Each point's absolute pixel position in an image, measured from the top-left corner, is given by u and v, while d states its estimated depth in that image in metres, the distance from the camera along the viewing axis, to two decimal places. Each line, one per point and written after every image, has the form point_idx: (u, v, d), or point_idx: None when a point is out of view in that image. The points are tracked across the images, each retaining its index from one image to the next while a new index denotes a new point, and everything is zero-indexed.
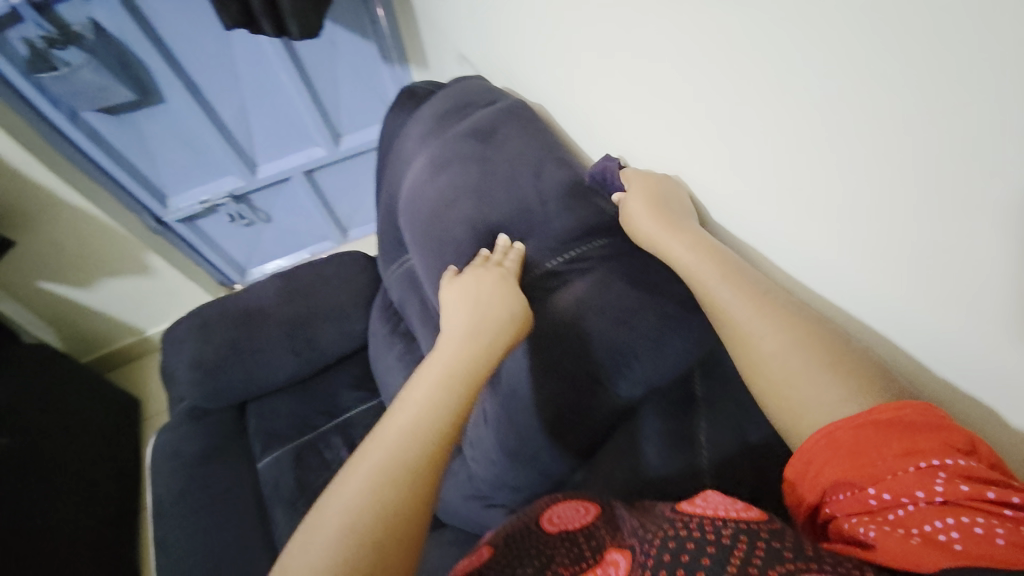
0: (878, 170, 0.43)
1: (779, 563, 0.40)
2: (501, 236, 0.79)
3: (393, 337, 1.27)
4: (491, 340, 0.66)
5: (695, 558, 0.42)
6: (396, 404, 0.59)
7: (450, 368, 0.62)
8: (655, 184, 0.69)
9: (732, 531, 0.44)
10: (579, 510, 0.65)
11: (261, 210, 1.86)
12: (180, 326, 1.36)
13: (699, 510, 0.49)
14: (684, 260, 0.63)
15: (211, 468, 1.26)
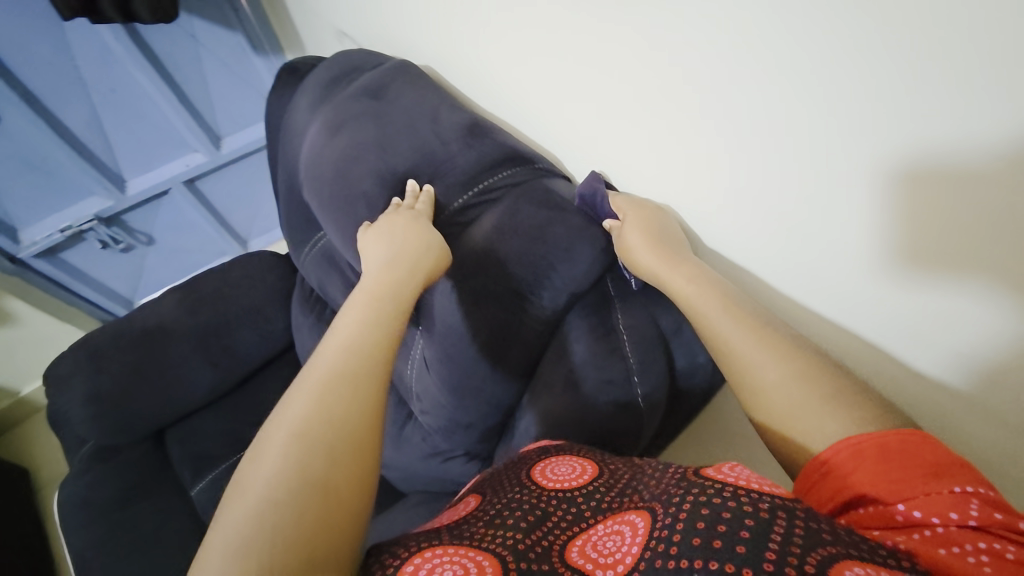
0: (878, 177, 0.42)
1: (823, 553, 0.31)
2: (410, 182, 0.66)
3: (320, 327, 1.08)
4: (402, 281, 0.56)
5: (729, 541, 0.33)
6: (303, 383, 0.44)
7: (362, 318, 0.51)
8: (651, 214, 0.62)
9: (770, 502, 0.35)
10: (575, 466, 0.50)
11: (140, 231, 1.62)
12: (61, 361, 1.04)
13: (725, 478, 0.39)
14: (689, 292, 0.55)
15: (136, 510, 1.01)
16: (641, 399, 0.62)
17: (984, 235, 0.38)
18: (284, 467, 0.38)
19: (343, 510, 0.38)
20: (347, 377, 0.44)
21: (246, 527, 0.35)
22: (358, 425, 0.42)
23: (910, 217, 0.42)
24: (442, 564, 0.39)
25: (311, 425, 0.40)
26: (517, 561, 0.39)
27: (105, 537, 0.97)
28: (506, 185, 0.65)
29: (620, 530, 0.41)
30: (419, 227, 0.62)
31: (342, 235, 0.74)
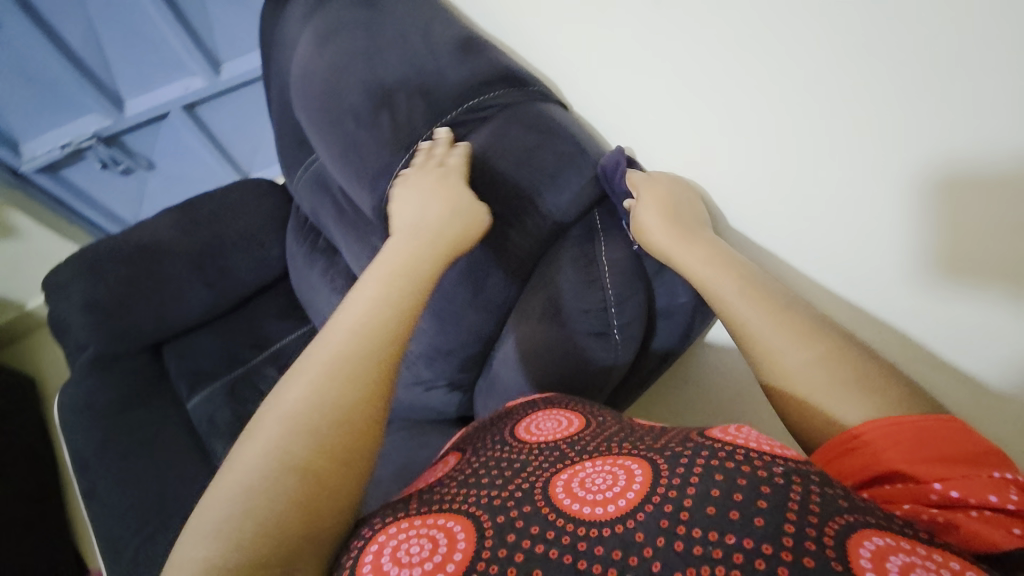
0: (912, 156, 0.42)
1: (838, 516, 0.32)
2: (439, 129, 0.61)
3: (313, 255, 1.09)
4: (433, 243, 0.53)
5: (750, 500, 0.34)
6: (323, 332, 0.46)
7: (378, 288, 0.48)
8: (668, 187, 0.60)
9: (783, 467, 0.36)
10: (562, 420, 0.50)
11: (140, 154, 1.60)
12: (60, 270, 1.07)
13: (729, 439, 0.40)
14: (700, 274, 0.55)
15: (135, 415, 1.07)
16: (615, 331, 0.59)
17: (980, 243, 0.42)
18: (271, 453, 0.37)
19: (341, 465, 0.39)
20: (341, 358, 0.42)
21: (227, 508, 0.35)
22: (349, 416, 0.40)
23: (914, 223, 0.45)
24: (410, 541, 0.37)
25: (301, 412, 0.39)
26: (492, 521, 0.38)
27: (106, 437, 1.03)
28: (496, 106, 0.63)
29: (613, 471, 0.40)
30: (453, 187, 0.58)
31: (332, 154, 0.73)
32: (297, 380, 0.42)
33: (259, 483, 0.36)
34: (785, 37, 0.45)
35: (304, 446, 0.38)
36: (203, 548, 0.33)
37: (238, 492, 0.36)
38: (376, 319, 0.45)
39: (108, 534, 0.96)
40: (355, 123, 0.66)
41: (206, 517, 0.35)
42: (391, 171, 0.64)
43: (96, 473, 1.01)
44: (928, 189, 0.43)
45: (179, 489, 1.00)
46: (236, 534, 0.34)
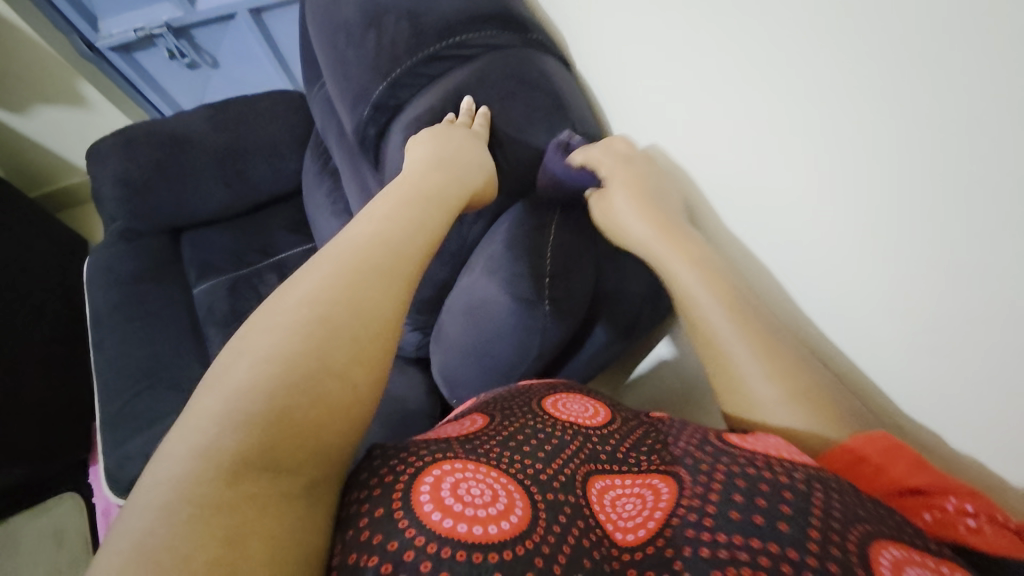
0: (903, 209, 0.34)
1: (859, 531, 0.33)
2: (467, 98, 0.59)
3: (323, 174, 1.12)
4: (449, 186, 0.51)
5: (775, 508, 0.35)
6: (320, 253, 0.42)
7: (390, 213, 0.46)
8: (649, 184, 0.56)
9: (802, 475, 0.37)
10: (587, 406, 0.51)
11: (205, 52, 1.64)
12: (103, 142, 1.17)
13: (748, 446, 0.41)
14: (683, 283, 0.50)
15: (146, 288, 1.17)
16: (547, 300, 0.57)
17: (956, 307, 0.34)
18: (302, 355, 0.34)
19: (356, 374, 0.35)
20: (361, 272, 0.39)
21: (253, 403, 0.31)
22: (375, 332, 0.37)
23: (882, 270, 0.38)
24: (469, 482, 0.38)
25: (315, 320, 0.35)
26: (543, 495, 0.39)
27: (119, 300, 1.14)
28: (483, 46, 0.60)
29: (642, 493, 0.41)
30: (475, 147, 0.56)
31: (328, 70, 0.72)
32: (290, 300, 0.37)
33: (290, 383, 0.32)
34: (761, 17, 0.38)
35: (342, 355, 0.35)
36: (205, 435, 0.30)
37: (262, 387, 0.32)
38: (409, 243, 0.43)
39: (105, 384, 1.08)
40: (350, 41, 0.65)
41: (200, 418, 0.31)
42: (368, 99, 0.64)
43: (106, 328, 1.12)
44: (898, 240, 0.36)
45: (169, 359, 1.11)
46: (268, 425, 0.31)
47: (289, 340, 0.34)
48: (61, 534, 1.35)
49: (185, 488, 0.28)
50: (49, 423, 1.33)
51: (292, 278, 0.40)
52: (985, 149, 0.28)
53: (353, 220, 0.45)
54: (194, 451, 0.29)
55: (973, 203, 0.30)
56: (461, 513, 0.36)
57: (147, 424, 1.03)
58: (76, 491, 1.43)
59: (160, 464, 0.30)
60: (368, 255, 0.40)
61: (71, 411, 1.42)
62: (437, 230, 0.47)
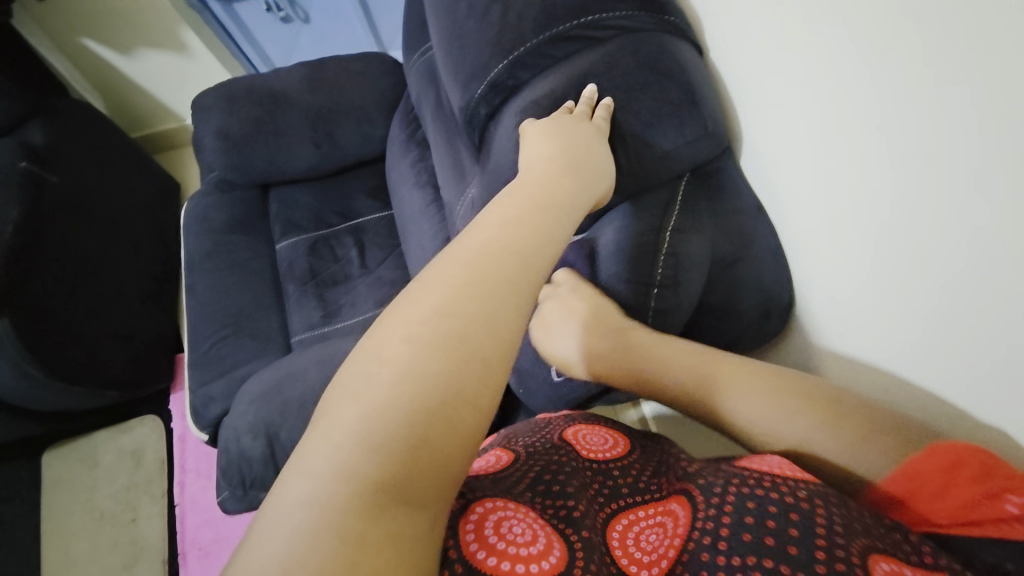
0: (922, 194, 0.38)
1: (859, 538, 0.37)
2: (590, 87, 0.55)
3: (409, 144, 1.12)
4: (577, 193, 0.48)
5: (783, 529, 0.38)
6: (445, 250, 0.41)
7: (522, 215, 0.43)
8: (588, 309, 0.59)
9: (808, 491, 0.40)
10: (607, 438, 0.52)
11: (300, 7, 1.66)
12: (208, 93, 1.22)
13: (757, 467, 0.44)
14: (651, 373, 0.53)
15: (235, 239, 1.23)
16: (651, 313, 0.57)
17: (962, 309, 0.38)
18: (439, 376, 0.33)
19: (485, 397, 0.34)
20: (493, 283, 0.37)
21: (392, 425, 0.31)
22: (503, 351, 0.36)
23: (904, 269, 0.42)
24: (511, 520, 0.39)
25: (451, 334, 0.34)
26: (579, 535, 0.40)
27: (211, 248, 1.22)
28: (615, 28, 0.55)
29: (662, 521, 0.43)
30: (600, 146, 0.53)
31: (439, 42, 0.69)
32: (417, 305, 0.36)
33: (428, 407, 0.32)
34: (792, 42, 0.46)
35: (475, 379, 0.34)
36: (346, 456, 0.30)
37: (403, 407, 0.32)
38: (536, 252, 0.41)
39: (195, 325, 1.16)
40: (472, 13, 0.62)
41: (344, 434, 0.31)
42: (484, 77, 0.61)
43: (199, 273, 1.20)
44: (925, 225, 0.39)
45: (250, 309, 1.17)
46: (403, 454, 0.31)
47: (427, 357, 0.34)
48: (139, 453, 1.51)
49: (327, 515, 0.28)
50: (139, 351, 1.46)
51: (419, 280, 0.39)
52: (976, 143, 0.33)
53: (474, 222, 0.42)
54: (334, 475, 0.30)
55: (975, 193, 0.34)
56: (504, 551, 0.36)
57: (230, 367, 1.11)
58: (157, 414, 1.57)
59: (300, 477, 0.30)
60: (500, 266, 0.39)
61: (161, 341, 1.55)
62: (561, 243, 0.44)
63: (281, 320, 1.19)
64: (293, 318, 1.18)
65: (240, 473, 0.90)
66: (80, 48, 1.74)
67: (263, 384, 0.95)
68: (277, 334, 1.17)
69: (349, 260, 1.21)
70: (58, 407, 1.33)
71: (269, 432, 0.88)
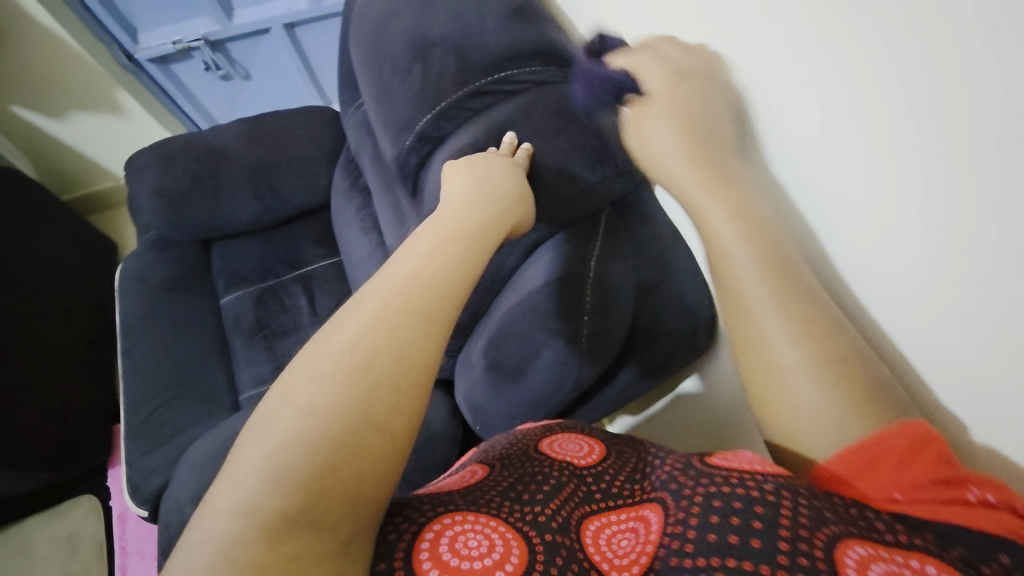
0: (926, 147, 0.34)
1: (827, 527, 0.35)
2: (508, 134, 0.60)
3: (352, 192, 1.14)
4: (489, 224, 0.51)
5: (746, 522, 0.37)
6: (364, 289, 0.43)
7: (431, 251, 0.46)
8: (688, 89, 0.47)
9: (774, 485, 0.39)
10: (582, 445, 0.52)
11: (240, 64, 1.68)
12: (142, 153, 1.20)
13: (730, 465, 0.44)
14: (708, 218, 0.45)
15: (176, 298, 1.19)
16: (585, 337, 0.58)
17: (974, 270, 0.34)
18: (345, 409, 0.35)
19: (396, 424, 0.36)
20: (403, 315, 0.39)
21: (295, 457, 0.33)
22: (414, 380, 0.38)
23: (895, 228, 0.38)
24: (467, 534, 0.39)
25: (357, 368, 0.36)
26: (542, 538, 0.41)
27: (149, 309, 1.17)
28: (528, 82, 0.61)
29: (633, 528, 0.43)
30: (512, 181, 0.56)
31: (370, 97, 0.73)
32: (330, 343, 0.38)
33: (332, 438, 0.34)
34: None
35: (383, 407, 0.36)
36: (249, 492, 0.32)
37: (306, 441, 0.33)
38: (447, 282, 0.43)
39: (133, 391, 1.10)
40: (397, 71, 0.66)
41: (248, 471, 0.32)
42: (412, 129, 0.65)
43: (136, 336, 1.15)
44: (923, 183, 0.35)
45: (194, 369, 1.12)
46: (308, 486, 0.32)
47: (332, 392, 0.35)
48: (75, 539, 1.36)
49: (229, 549, 0.30)
50: (71, 425, 1.35)
51: (335, 319, 0.40)
52: (929, 158, 0.34)
53: (390, 261, 0.45)
54: (237, 509, 0.31)
55: (925, 208, 0.35)
56: (457, 568, 0.36)
57: (173, 433, 1.05)
58: (94, 492, 1.44)
59: (208, 517, 0.31)
60: (412, 300, 0.41)
61: (96, 412, 1.44)
62: (473, 271, 0.46)
63: (228, 378, 1.15)
64: (241, 375, 1.14)
65: None
66: (3, 113, 1.67)
67: (209, 447, 0.91)
68: (224, 393, 1.12)
69: (298, 309, 1.20)
70: None
71: None
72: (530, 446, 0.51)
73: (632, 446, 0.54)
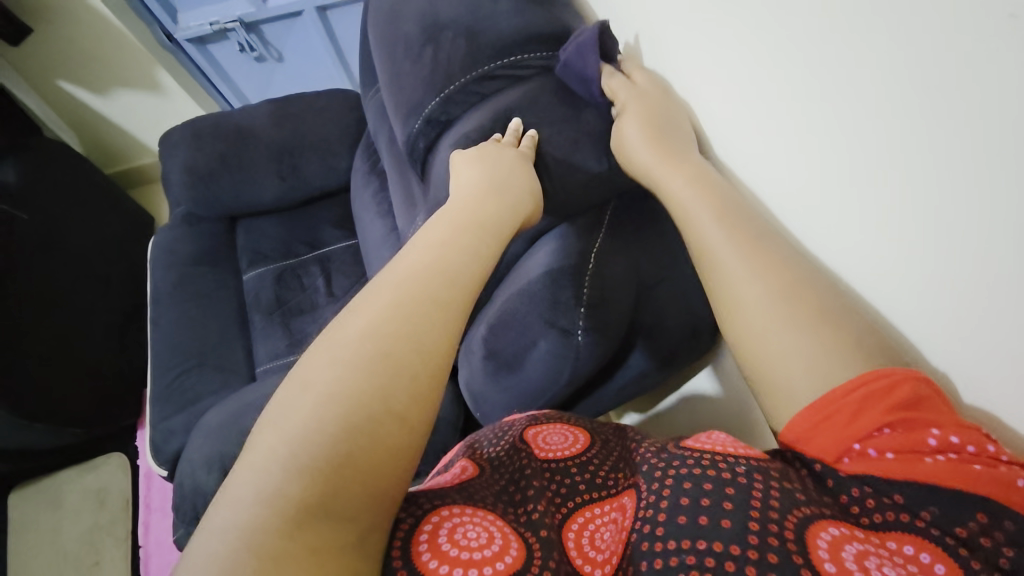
0: (919, 132, 0.33)
1: (794, 508, 0.36)
2: (513, 120, 0.59)
3: (371, 175, 1.15)
4: (502, 214, 0.51)
5: (717, 504, 0.38)
6: (377, 277, 0.43)
7: (448, 239, 0.46)
8: (658, 99, 0.56)
9: (745, 467, 0.39)
10: (568, 437, 0.50)
11: (273, 46, 1.71)
12: (174, 131, 1.25)
13: (705, 446, 0.44)
14: (680, 198, 0.52)
15: (202, 271, 1.24)
16: (581, 330, 0.57)
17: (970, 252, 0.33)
18: (367, 396, 0.34)
19: (416, 413, 0.36)
20: (419, 303, 0.39)
21: (317, 446, 0.32)
22: (434, 370, 0.37)
23: (893, 215, 0.37)
24: (466, 525, 0.39)
25: (376, 355, 0.36)
26: (535, 535, 0.40)
27: (177, 281, 1.22)
28: (538, 67, 0.60)
29: (611, 518, 0.43)
30: (522, 170, 0.56)
31: (383, 80, 0.74)
32: (347, 330, 0.38)
33: (353, 426, 0.33)
34: None
35: (403, 396, 0.35)
36: (270, 480, 0.31)
37: (327, 430, 0.33)
38: (465, 273, 0.43)
39: (158, 358, 1.15)
40: (408, 54, 0.66)
41: (270, 460, 0.32)
42: (420, 113, 0.65)
43: (163, 306, 1.20)
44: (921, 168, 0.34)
45: (215, 340, 1.17)
46: (329, 474, 0.32)
47: (352, 379, 0.35)
48: (103, 493, 1.46)
49: (251, 537, 0.29)
50: (105, 386, 1.44)
51: (351, 307, 0.40)
52: (947, 148, 0.32)
53: (405, 248, 0.45)
54: (257, 499, 0.30)
55: (942, 202, 0.34)
56: (456, 558, 0.36)
57: (192, 400, 1.09)
58: (123, 450, 1.54)
59: (225, 506, 0.31)
60: (427, 288, 0.41)
61: (129, 376, 1.53)
62: (490, 262, 0.46)
63: (246, 351, 1.19)
64: (258, 349, 1.18)
65: (195, 508, 0.88)
66: (54, 89, 1.77)
67: (223, 415, 0.95)
68: (242, 365, 1.17)
69: (316, 289, 1.23)
70: (18, 447, 1.30)
71: (226, 465, 0.87)
72: (516, 439, 0.50)
73: (620, 431, 0.52)
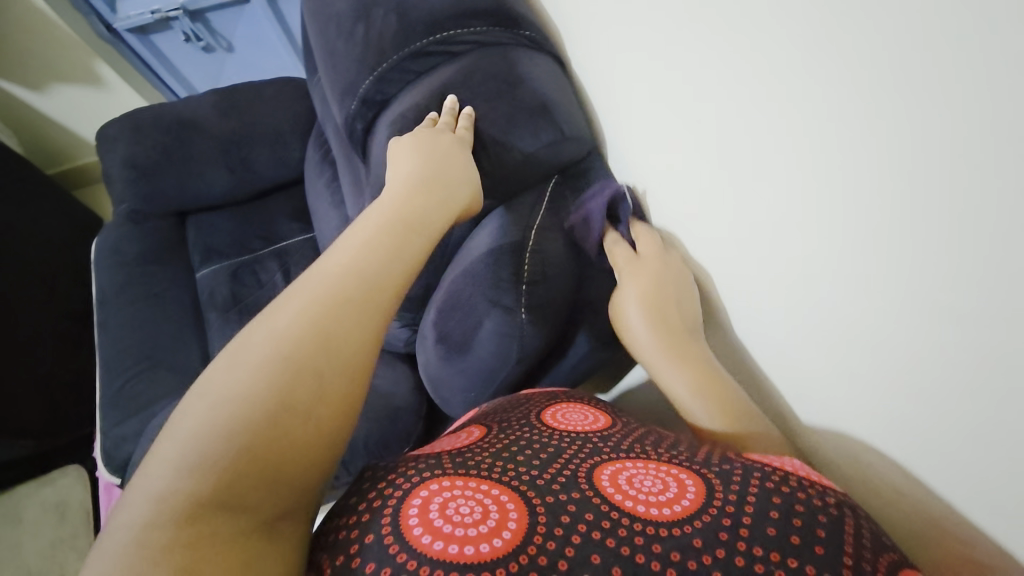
0: (900, 176, 0.29)
1: (884, 556, 0.34)
2: (450, 97, 0.58)
3: (324, 164, 1.12)
4: (429, 202, 0.50)
5: (808, 527, 0.35)
6: (306, 275, 0.42)
7: (371, 234, 0.45)
8: (660, 274, 0.55)
9: (835, 499, 0.37)
10: (588, 416, 0.51)
11: (221, 35, 1.64)
12: (112, 125, 1.19)
13: (773, 463, 0.42)
14: (679, 394, 0.51)
15: (152, 271, 1.19)
16: (524, 309, 0.57)
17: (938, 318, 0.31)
18: (268, 391, 0.34)
19: (326, 406, 0.35)
20: (331, 303, 0.38)
21: (213, 443, 0.31)
22: (342, 364, 0.37)
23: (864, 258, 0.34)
24: (459, 498, 0.37)
25: (285, 349, 0.35)
26: (542, 499, 0.38)
27: (124, 282, 1.17)
28: (471, 43, 0.59)
29: (663, 478, 0.40)
30: (459, 158, 0.55)
31: (320, 61, 0.71)
32: (261, 330, 0.37)
33: (250, 422, 0.32)
34: None
35: (309, 389, 0.35)
36: (162, 479, 0.30)
37: (221, 428, 0.32)
38: (386, 272, 0.42)
39: (107, 363, 1.10)
40: (341, 33, 0.64)
41: (163, 459, 0.31)
42: (355, 93, 0.64)
43: (111, 308, 1.15)
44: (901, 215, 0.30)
45: (168, 342, 1.13)
46: (222, 466, 0.31)
47: (253, 378, 0.34)
48: (64, 506, 1.41)
49: (137, 533, 0.28)
50: (56, 396, 1.37)
51: (276, 303, 0.40)
52: (922, 190, 0.28)
53: (332, 248, 0.44)
54: (147, 496, 0.30)
55: (911, 242, 0.30)
56: (450, 534, 0.35)
57: (145, 405, 1.05)
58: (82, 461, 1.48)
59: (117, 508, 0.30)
60: (342, 285, 0.40)
61: (81, 384, 1.46)
62: (414, 259, 0.45)
63: (203, 351, 1.16)
64: (215, 348, 1.15)
65: None
66: None
67: None
68: (198, 366, 1.13)
69: (273, 284, 1.19)
70: None
71: None
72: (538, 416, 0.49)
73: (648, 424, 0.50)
